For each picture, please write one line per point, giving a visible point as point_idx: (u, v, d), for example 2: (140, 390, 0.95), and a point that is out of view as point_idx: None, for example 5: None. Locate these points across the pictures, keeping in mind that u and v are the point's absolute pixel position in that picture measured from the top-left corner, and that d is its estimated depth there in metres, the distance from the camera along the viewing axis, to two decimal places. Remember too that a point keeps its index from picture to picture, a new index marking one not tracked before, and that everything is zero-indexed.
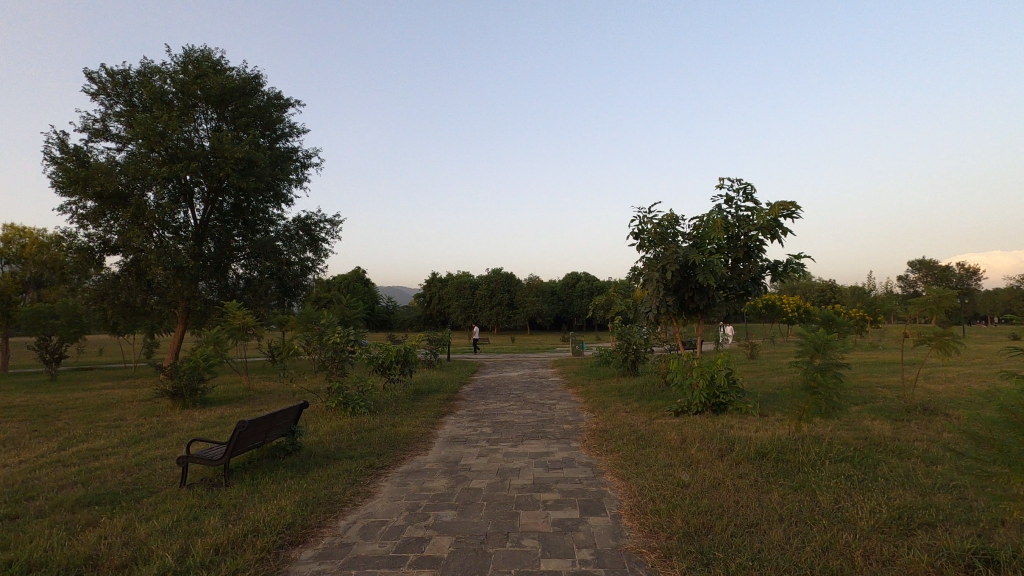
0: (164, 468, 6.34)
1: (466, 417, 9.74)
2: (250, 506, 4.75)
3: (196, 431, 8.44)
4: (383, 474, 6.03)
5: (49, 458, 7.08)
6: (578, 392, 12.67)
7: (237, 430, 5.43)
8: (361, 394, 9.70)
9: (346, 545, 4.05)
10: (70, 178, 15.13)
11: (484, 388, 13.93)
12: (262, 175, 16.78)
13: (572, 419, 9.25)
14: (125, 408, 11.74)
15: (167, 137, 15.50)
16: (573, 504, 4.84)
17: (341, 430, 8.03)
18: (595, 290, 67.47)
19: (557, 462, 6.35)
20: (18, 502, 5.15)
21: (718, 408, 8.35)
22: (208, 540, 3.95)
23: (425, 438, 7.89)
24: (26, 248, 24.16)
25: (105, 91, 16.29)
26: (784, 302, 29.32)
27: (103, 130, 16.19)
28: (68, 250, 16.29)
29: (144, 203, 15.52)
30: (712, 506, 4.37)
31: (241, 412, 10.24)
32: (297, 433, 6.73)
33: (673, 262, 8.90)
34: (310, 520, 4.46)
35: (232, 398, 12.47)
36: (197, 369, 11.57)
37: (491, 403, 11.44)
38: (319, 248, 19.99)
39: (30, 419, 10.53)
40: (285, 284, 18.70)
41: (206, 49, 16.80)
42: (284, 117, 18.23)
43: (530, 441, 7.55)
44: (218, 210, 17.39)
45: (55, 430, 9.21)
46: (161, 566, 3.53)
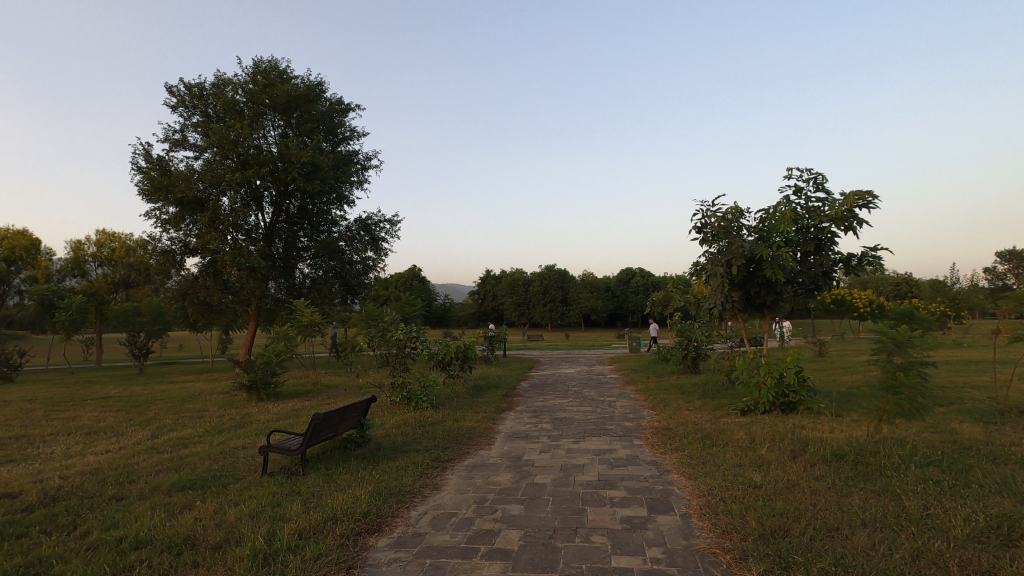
0: (246, 456, 6.74)
1: (526, 413, 9.84)
2: (328, 495, 4.99)
3: (272, 424, 8.92)
4: (449, 467, 6.18)
5: (145, 445, 7.69)
6: (637, 389, 12.51)
7: (313, 422, 5.71)
8: (423, 389, 9.97)
9: (419, 534, 4.18)
10: (154, 186, 16.30)
11: (542, 385, 13.95)
12: (326, 178, 17.44)
13: (633, 417, 9.15)
14: (206, 400, 12.52)
15: (239, 145, 16.41)
16: (640, 502, 4.80)
17: (407, 424, 8.27)
18: (651, 286, 66.10)
19: (621, 460, 6.31)
20: (122, 484, 5.63)
21: (788, 408, 8.02)
22: (292, 525, 4.18)
23: (487, 433, 8.03)
24: (116, 251, 26.20)
25: (183, 103, 17.40)
26: (856, 297, 27.74)
27: (182, 140, 17.31)
28: (153, 253, 17.53)
29: (219, 207, 16.51)
30: (788, 508, 4.23)
31: (311, 406, 10.73)
32: (366, 426, 6.99)
33: (738, 256, 8.61)
34: (383, 510, 4.64)
35: (301, 392, 13.08)
36: (270, 364, 12.22)
37: (550, 400, 11.45)
38: (380, 248, 20.57)
39: (125, 409, 11.45)
40: (348, 282, 19.38)
41: (272, 59, 17.63)
42: (346, 121, 18.88)
43: (592, 438, 7.52)
44: (285, 212, 18.23)
45: (147, 420, 9.97)
46: (252, 548, 3.77)
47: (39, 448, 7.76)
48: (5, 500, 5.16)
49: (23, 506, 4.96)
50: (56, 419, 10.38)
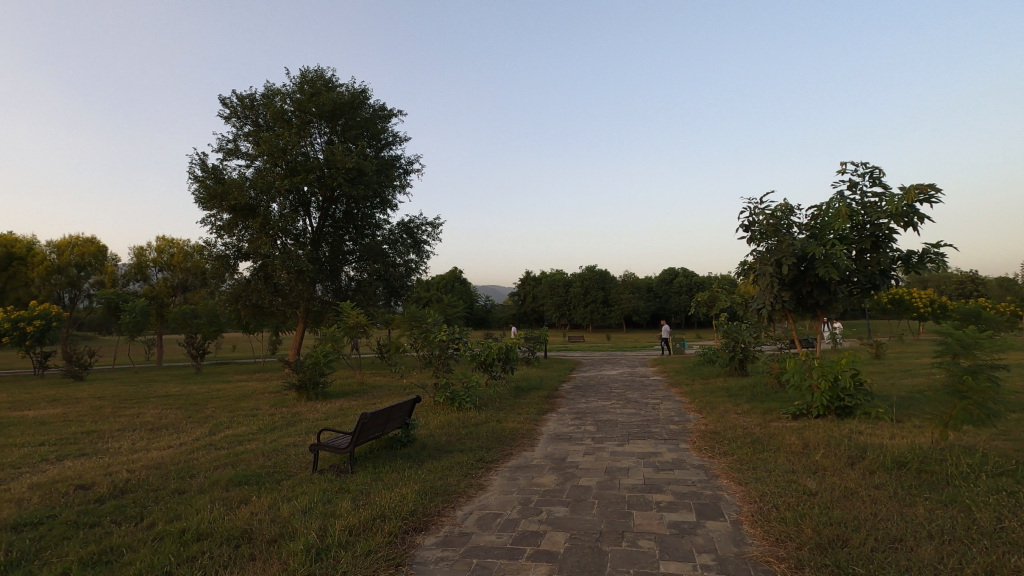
0: (297, 454, 6.96)
1: (568, 415, 9.78)
2: (376, 493, 5.10)
3: (321, 422, 9.19)
4: (494, 468, 6.21)
5: (203, 441, 8.06)
6: (682, 391, 12.26)
7: (361, 421, 5.85)
8: (466, 390, 10.05)
9: (465, 534, 4.22)
10: (210, 194, 17.06)
11: (584, 387, 13.84)
12: (370, 183, 17.85)
13: (678, 420, 8.97)
14: (259, 399, 12.98)
15: (288, 153, 16.98)
16: (688, 507, 4.70)
17: (450, 425, 8.36)
18: (694, 286, 64.72)
19: (667, 463, 6.19)
20: (184, 479, 5.91)
21: (843, 412, 7.69)
22: (342, 522, 4.29)
23: (530, 434, 8.02)
24: (174, 257, 27.43)
25: (235, 114, 18.13)
26: (915, 297, 26.34)
27: (235, 149, 18.05)
28: (209, 258, 18.32)
29: (270, 213, 17.12)
30: (846, 517, 4.05)
31: (358, 406, 10.99)
32: (411, 426, 7.11)
33: (788, 254, 8.32)
34: (429, 508, 4.71)
35: (348, 392, 13.42)
36: (318, 364, 12.60)
37: (592, 402, 11.35)
38: (422, 250, 20.88)
39: (184, 406, 12.03)
40: (392, 285, 19.75)
41: (318, 68, 18.17)
42: (388, 127, 19.25)
43: (637, 441, 7.42)
44: (331, 217, 18.75)
45: (205, 418, 10.42)
46: (305, 543, 3.89)
47: (108, 443, 8.24)
48: (79, 491, 5.50)
49: (95, 497, 5.27)
50: (122, 415, 11.00)
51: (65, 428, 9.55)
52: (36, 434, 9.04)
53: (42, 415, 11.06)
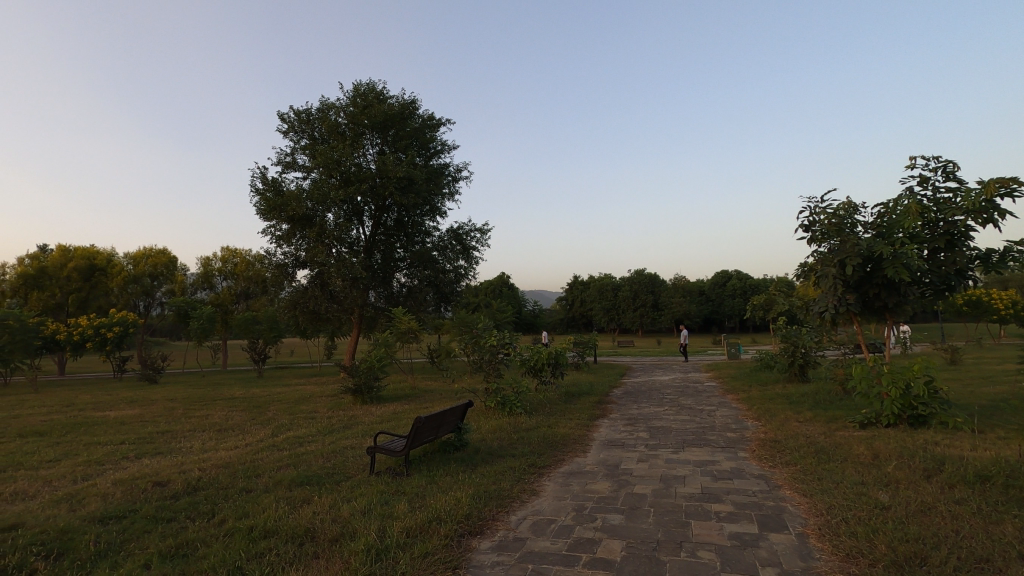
0: (354, 456, 7.17)
1: (620, 421, 9.63)
2: (431, 496, 5.18)
3: (376, 426, 9.43)
4: (546, 473, 6.19)
5: (267, 442, 8.42)
6: (739, 398, 11.86)
7: (415, 424, 5.97)
8: (517, 395, 10.08)
9: (520, 539, 4.22)
10: (270, 205, 17.84)
11: (636, 392, 13.62)
12: (420, 191, 18.24)
13: (736, 427, 8.68)
14: (317, 402, 13.45)
15: (342, 164, 17.57)
16: (749, 518, 4.53)
17: (501, 430, 8.39)
18: (749, 288, 62.55)
19: (725, 472, 6.00)
20: (250, 478, 6.19)
21: (917, 421, 7.24)
22: (400, 523, 4.38)
23: (582, 440, 7.96)
24: (238, 266, 28.56)
25: (293, 128, 18.91)
26: (995, 298, 24.53)
27: (293, 162, 18.82)
28: (269, 266, 19.16)
29: (326, 223, 17.74)
30: (924, 534, 3.81)
31: (411, 410, 11.20)
32: (464, 430, 7.19)
33: (854, 255, 7.89)
34: (484, 512, 4.75)
35: (401, 396, 13.70)
36: (373, 368, 12.96)
37: (645, 408, 11.16)
38: (471, 256, 21.13)
39: (248, 409, 12.61)
40: (441, 291, 20.10)
41: (370, 82, 18.75)
42: (437, 136, 19.61)
43: (692, 449, 7.23)
44: (383, 225, 19.25)
45: (268, 420, 10.90)
46: (366, 543, 3.99)
47: (180, 443, 8.74)
48: (157, 488, 5.86)
49: (170, 493, 5.60)
50: (192, 417, 11.63)
51: (143, 428, 10.21)
52: (118, 433, 9.71)
53: (122, 416, 11.87)
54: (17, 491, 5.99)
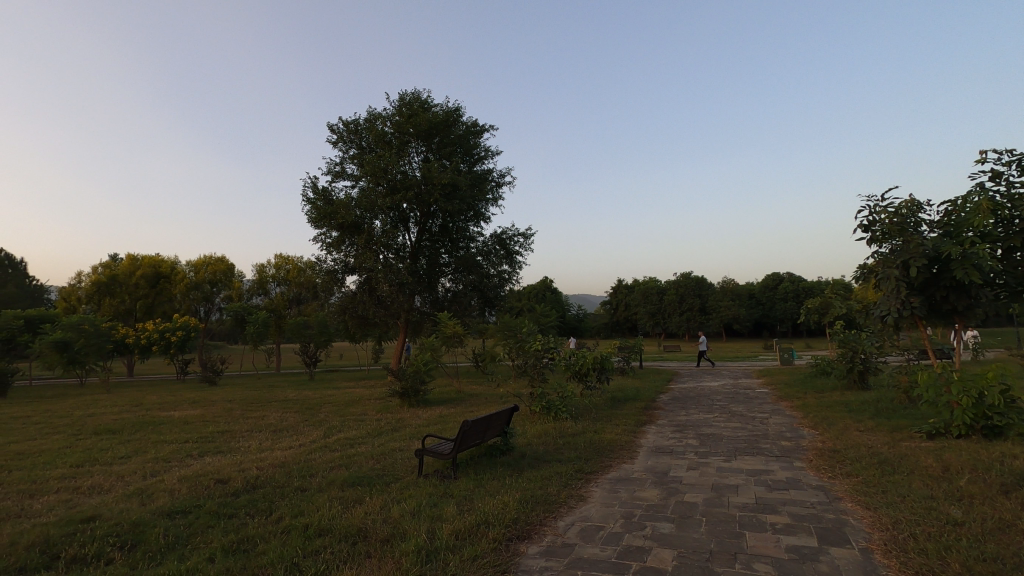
0: (403, 458, 7.29)
1: (668, 428, 9.44)
2: (479, 499, 5.22)
3: (423, 429, 9.59)
4: (593, 479, 6.13)
5: (320, 443, 8.69)
6: (793, 405, 11.42)
7: (462, 428, 6.04)
8: (562, 400, 10.04)
9: (569, 545, 4.20)
10: (320, 214, 18.44)
11: (684, 398, 13.33)
12: (464, 197, 18.47)
13: (791, 436, 8.36)
14: (366, 405, 13.78)
15: (388, 172, 17.99)
16: (808, 531, 4.35)
17: (547, 434, 8.37)
18: (802, 291, 60.23)
19: (780, 482, 5.78)
20: (305, 477, 6.40)
21: (991, 433, 6.78)
22: (449, 526, 4.43)
23: (629, 446, 7.85)
24: (290, 272, 29.65)
25: (342, 139, 19.50)
26: None
27: (342, 171, 19.40)
28: (320, 273, 19.80)
29: (373, 230, 18.19)
30: (1004, 553, 3.56)
31: (457, 413, 11.32)
32: (510, 434, 7.22)
33: (918, 255, 7.48)
34: (532, 517, 4.75)
35: (447, 400, 13.87)
36: (419, 372, 13.19)
37: (693, 414, 10.91)
38: (515, 261, 21.21)
39: (301, 410, 13.05)
40: (486, 295, 20.29)
41: (415, 91, 19.14)
42: (480, 142, 19.81)
43: (745, 457, 7.01)
44: (428, 232, 19.58)
45: (320, 421, 11.24)
46: (416, 544, 4.06)
47: (239, 442, 9.13)
48: (219, 485, 6.15)
49: (231, 490, 5.86)
50: (249, 418, 12.12)
51: (204, 428, 10.73)
52: (182, 432, 10.23)
53: (186, 416, 12.51)
54: (94, 485, 6.40)
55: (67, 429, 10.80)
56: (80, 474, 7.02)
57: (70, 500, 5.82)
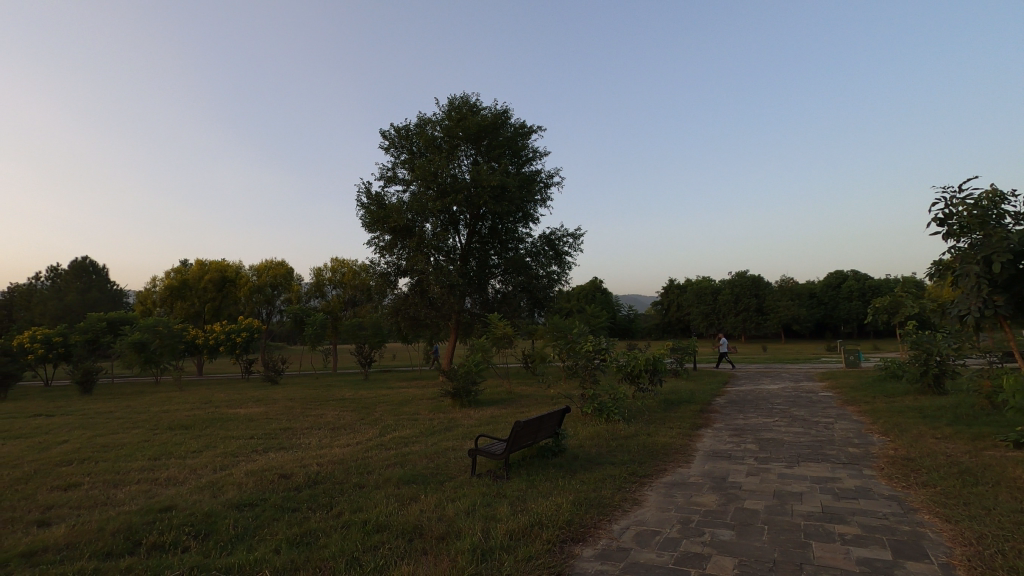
0: (456, 457, 7.38)
1: (725, 431, 9.15)
2: (532, 500, 5.22)
3: (475, 429, 9.68)
4: (648, 482, 6.02)
5: (375, 441, 8.92)
6: (861, 410, 10.82)
7: (515, 428, 6.06)
8: (614, 402, 9.90)
9: (624, 549, 4.13)
10: (374, 218, 18.94)
11: (741, 402, 12.89)
12: (513, 198, 18.55)
13: (859, 442, 7.93)
14: (419, 405, 14.04)
15: (439, 176, 18.28)
16: (880, 543, 4.12)
17: (600, 436, 8.28)
18: (868, 290, 57.12)
19: (848, 491, 5.49)
20: (362, 474, 6.59)
21: None
22: (503, 526, 4.45)
23: (684, 450, 7.66)
24: (346, 275, 30.56)
25: (394, 144, 19.98)
26: None
27: (394, 176, 19.88)
28: (374, 275, 20.34)
29: (424, 233, 18.53)
30: None
31: (508, 414, 11.37)
32: (562, 436, 7.18)
33: (1002, 250, 6.92)
34: (586, 520, 4.70)
35: (498, 401, 13.95)
36: (470, 372, 13.33)
37: (752, 418, 10.52)
38: (564, 261, 21.12)
39: (358, 409, 13.45)
40: (535, 296, 20.31)
41: (464, 95, 19.38)
42: (529, 143, 19.82)
43: (809, 464, 6.70)
44: (478, 234, 19.77)
45: (374, 420, 11.53)
46: (471, 543, 4.10)
47: (300, 439, 9.50)
48: (282, 480, 6.42)
49: (294, 485, 6.11)
50: (309, 416, 12.59)
51: (268, 425, 11.23)
52: (248, 429, 10.73)
53: (250, 413, 13.15)
54: (169, 477, 6.82)
55: (144, 424, 11.54)
56: (157, 467, 7.49)
57: (150, 490, 6.23)
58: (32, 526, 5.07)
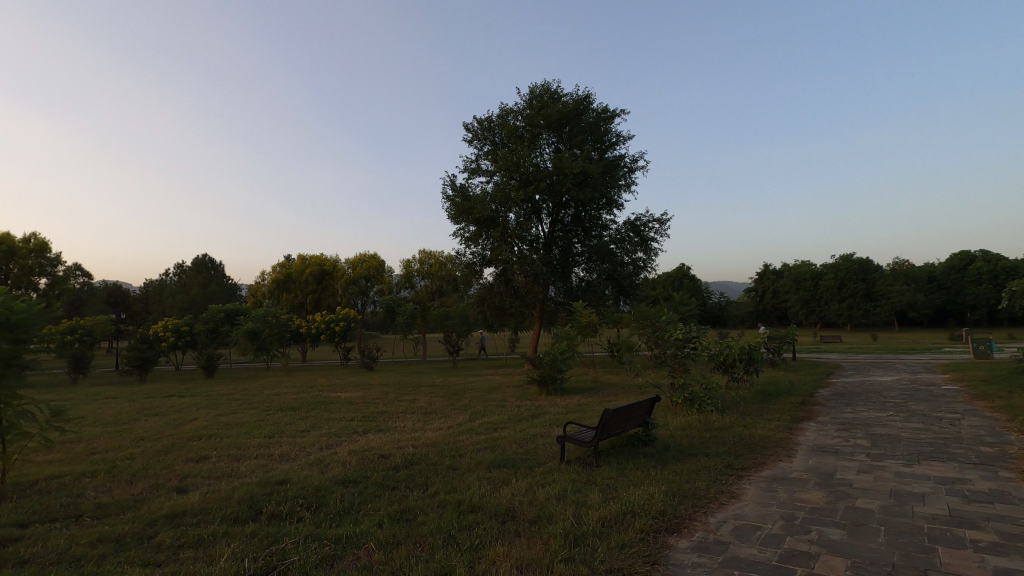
0: (545, 444, 7.44)
1: (831, 425, 8.53)
2: (623, 489, 5.16)
3: (562, 416, 9.71)
4: (746, 476, 5.74)
5: (466, 426, 9.19)
6: (994, 406, 9.66)
7: (603, 416, 6.02)
8: (706, 392, 9.52)
9: (722, 543, 3.99)
10: (459, 210, 19.37)
11: (849, 394, 11.94)
12: (596, 185, 18.27)
13: (993, 441, 7.10)
14: (506, 392, 14.29)
15: (521, 166, 18.36)
16: (1022, 553, 3.67)
17: (691, 427, 8.02)
18: (1002, 272, 50.75)
19: (981, 494, 4.93)
20: (455, 457, 6.83)
21: None
22: (595, 513, 4.44)
23: (785, 444, 7.24)
24: (433, 266, 31.58)
25: (477, 137, 20.30)
26: None
27: (477, 168, 20.22)
28: (460, 266, 20.84)
29: (508, 223, 18.71)
30: None
31: (595, 402, 11.29)
32: (652, 425, 7.01)
33: None
34: (680, 511, 4.58)
35: (583, 389, 13.89)
36: (556, 361, 13.32)
37: (862, 411, 9.72)
38: (650, 248, 20.56)
39: (447, 395, 13.91)
40: (620, 284, 19.97)
41: (545, 83, 19.30)
42: (611, 127, 19.41)
43: (932, 462, 6.09)
44: (561, 222, 19.67)
45: (464, 406, 11.87)
46: (563, 528, 4.13)
47: (395, 422, 9.98)
48: (382, 459, 6.80)
49: (392, 465, 6.46)
50: (402, 400, 13.21)
51: (366, 408, 11.92)
52: (349, 411, 11.46)
53: (350, 397, 14.03)
54: (283, 454, 7.45)
55: (259, 406, 12.65)
56: (272, 444, 8.19)
57: (267, 465, 6.84)
58: (172, 492, 5.75)
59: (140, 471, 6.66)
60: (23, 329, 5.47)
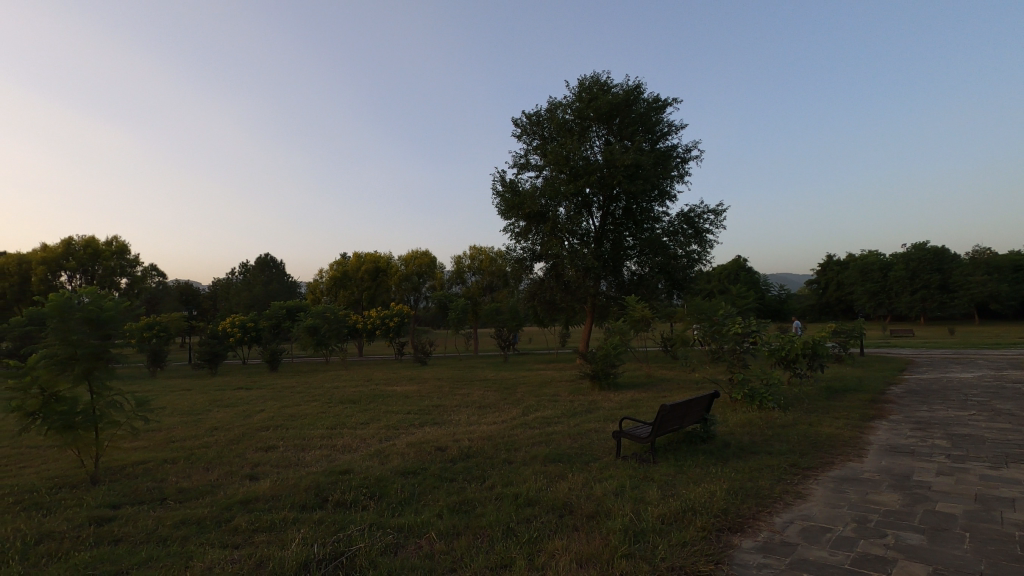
0: (600, 439, 7.39)
1: (906, 424, 8.06)
2: (682, 486, 5.06)
3: (617, 412, 9.60)
4: (812, 476, 5.51)
5: (519, 420, 9.24)
6: None
7: (660, 412, 5.91)
8: (767, 388, 9.13)
9: (790, 544, 3.85)
10: (509, 205, 19.42)
11: (924, 391, 11.23)
12: (648, 176, 17.90)
13: None
14: (558, 387, 14.27)
15: (571, 160, 18.21)
16: None
17: (752, 424, 7.76)
18: None
19: None
20: (510, 451, 6.89)
21: None
22: (655, 509, 4.38)
23: (855, 442, 6.90)
24: (483, 262, 31.82)
25: (526, 131, 20.28)
26: None
27: (527, 163, 20.20)
28: (510, 262, 20.90)
29: (558, 217, 18.60)
30: None
31: (650, 398, 11.11)
32: (710, 422, 6.84)
33: None
34: (744, 510, 4.46)
35: (637, 385, 13.70)
36: (609, 355, 13.15)
37: (939, 410, 9.11)
38: (704, 240, 19.98)
39: (500, 390, 14.02)
40: (674, 277, 19.52)
41: (594, 74, 19.04)
42: (663, 117, 18.94)
43: (1021, 465, 5.65)
44: (612, 215, 19.40)
45: (517, 400, 11.94)
46: (622, 524, 4.09)
47: (450, 416, 10.15)
48: (439, 452, 6.95)
49: (449, 457, 6.58)
50: (456, 394, 13.42)
51: (421, 401, 12.20)
52: (405, 405, 11.74)
53: (406, 390, 14.39)
54: (345, 445, 7.73)
55: (320, 399, 13.15)
56: (334, 435, 8.52)
57: (330, 455, 7.11)
58: (245, 479, 6.08)
59: (215, 459, 7.08)
60: (112, 325, 5.92)
